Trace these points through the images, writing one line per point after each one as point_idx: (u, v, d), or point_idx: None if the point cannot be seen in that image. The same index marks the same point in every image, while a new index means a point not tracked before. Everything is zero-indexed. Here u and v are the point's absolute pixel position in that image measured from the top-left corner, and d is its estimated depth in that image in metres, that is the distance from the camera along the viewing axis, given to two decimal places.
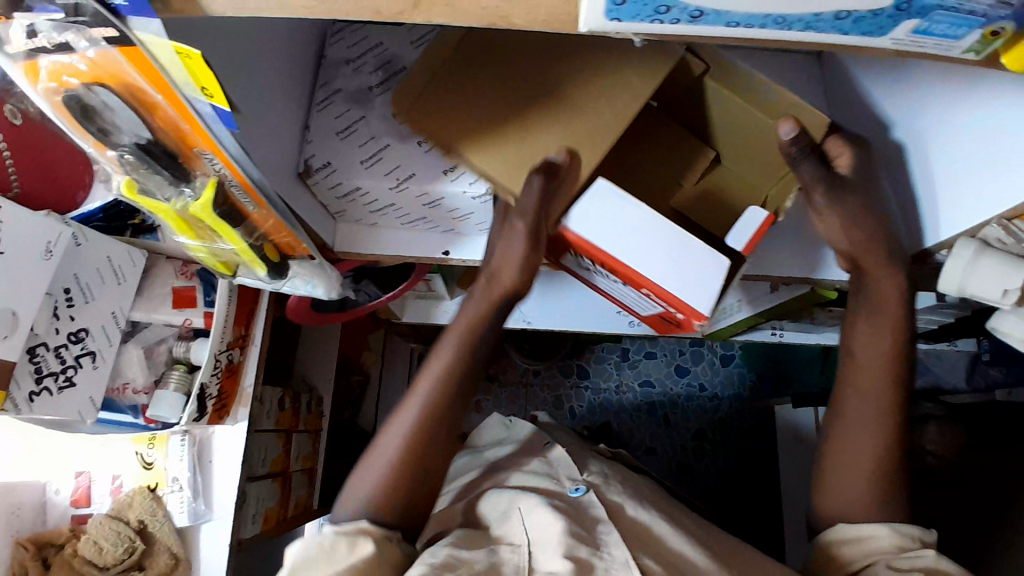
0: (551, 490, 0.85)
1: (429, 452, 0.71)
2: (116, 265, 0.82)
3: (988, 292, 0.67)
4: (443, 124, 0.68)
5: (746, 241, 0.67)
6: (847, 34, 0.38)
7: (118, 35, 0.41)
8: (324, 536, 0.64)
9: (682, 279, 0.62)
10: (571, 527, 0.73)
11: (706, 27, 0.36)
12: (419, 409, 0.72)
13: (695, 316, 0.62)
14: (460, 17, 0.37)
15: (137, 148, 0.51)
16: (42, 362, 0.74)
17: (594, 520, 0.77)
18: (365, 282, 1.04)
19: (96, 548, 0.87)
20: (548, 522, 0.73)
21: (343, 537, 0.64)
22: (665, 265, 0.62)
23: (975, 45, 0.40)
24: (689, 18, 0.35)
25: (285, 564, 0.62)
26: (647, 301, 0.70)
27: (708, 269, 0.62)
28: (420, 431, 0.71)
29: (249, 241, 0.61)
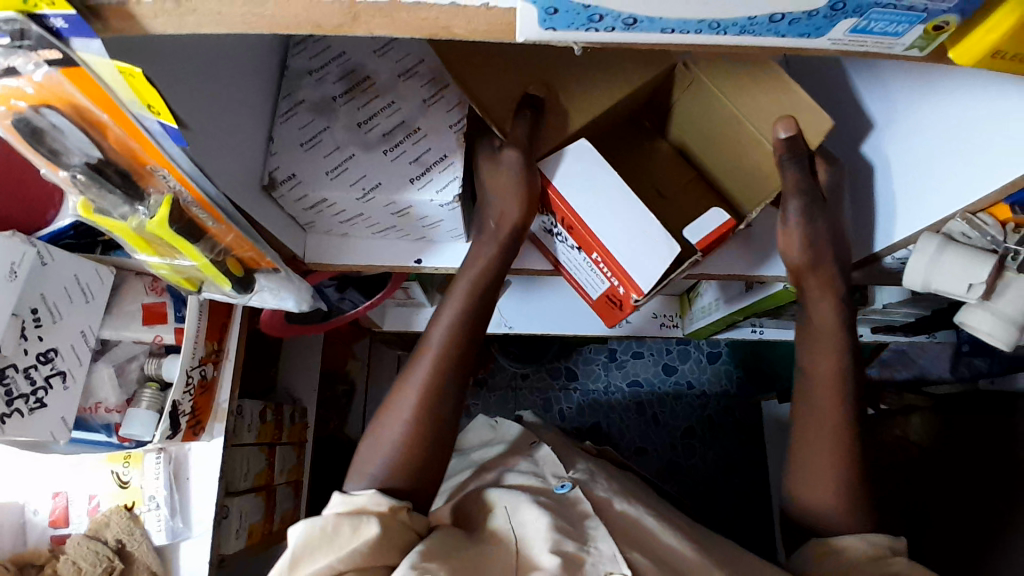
0: (538, 488, 0.84)
1: (432, 434, 0.71)
2: (84, 284, 0.81)
3: (953, 287, 0.68)
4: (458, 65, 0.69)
5: (702, 236, 0.72)
6: (786, 36, 0.39)
7: (62, 56, 0.41)
8: (325, 519, 0.62)
9: (631, 253, 0.69)
10: (557, 521, 0.73)
11: (644, 33, 0.37)
12: (422, 387, 0.72)
13: (633, 289, 0.69)
14: (401, 28, 0.37)
15: (88, 169, 0.51)
16: (11, 384, 0.72)
17: (582, 515, 0.76)
18: (350, 290, 1.03)
19: (74, 569, 0.86)
20: (527, 527, 0.72)
21: (346, 519, 0.62)
22: (621, 238, 0.69)
23: (916, 43, 0.41)
24: (625, 26, 0.36)
25: (288, 548, 0.61)
26: (593, 275, 0.76)
27: (658, 249, 0.68)
28: (434, 386, 0.72)
29: (210, 256, 0.61)
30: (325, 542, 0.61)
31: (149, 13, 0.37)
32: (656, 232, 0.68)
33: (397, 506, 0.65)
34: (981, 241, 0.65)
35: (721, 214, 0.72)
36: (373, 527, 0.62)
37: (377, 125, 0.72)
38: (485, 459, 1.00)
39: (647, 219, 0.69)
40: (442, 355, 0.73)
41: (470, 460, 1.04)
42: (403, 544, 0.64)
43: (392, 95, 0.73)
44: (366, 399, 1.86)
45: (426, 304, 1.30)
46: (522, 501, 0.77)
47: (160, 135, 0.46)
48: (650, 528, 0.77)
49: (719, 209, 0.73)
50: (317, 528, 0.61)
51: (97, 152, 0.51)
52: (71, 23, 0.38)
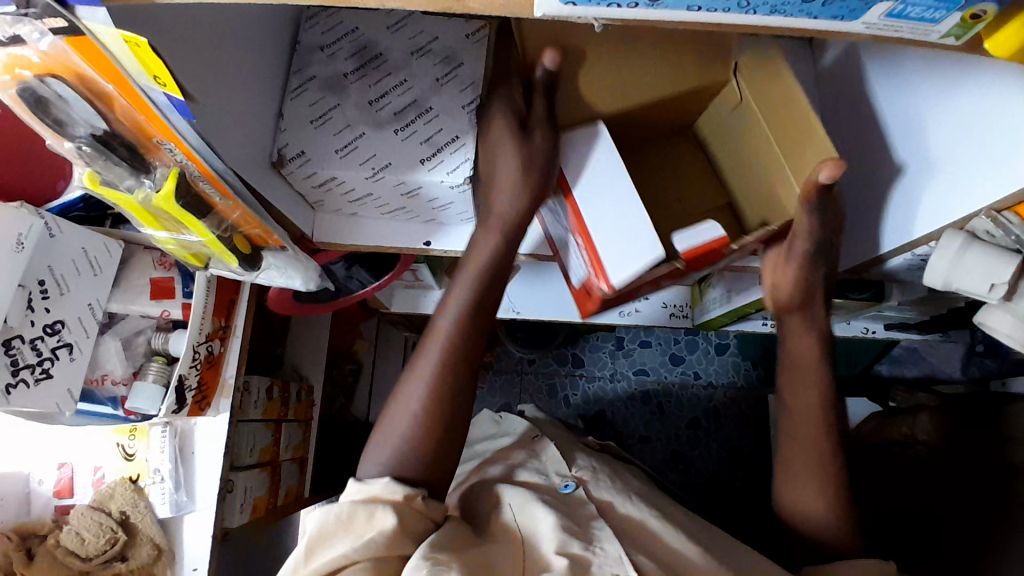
0: (542, 486, 0.84)
1: (444, 424, 0.70)
2: (92, 257, 0.81)
3: (975, 286, 0.66)
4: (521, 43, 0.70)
5: (689, 243, 0.68)
6: (816, 18, 0.37)
7: (67, 25, 0.40)
8: (342, 506, 0.63)
9: (612, 244, 0.66)
10: (564, 523, 0.73)
11: (667, 11, 0.35)
12: (432, 377, 0.70)
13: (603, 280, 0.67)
14: (413, 1, 0.36)
15: (94, 140, 0.50)
16: (18, 355, 0.73)
17: (586, 517, 0.76)
18: (356, 267, 1.02)
19: (78, 539, 0.87)
20: (532, 525, 0.73)
21: (361, 507, 0.62)
22: (608, 229, 0.66)
23: (955, 29, 0.39)
24: (648, 2, 0.34)
25: (306, 535, 0.62)
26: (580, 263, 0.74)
27: (640, 248, 0.66)
28: (445, 374, 0.70)
29: (217, 233, 0.60)
30: (341, 530, 0.61)
31: None
32: (645, 226, 0.66)
33: (411, 494, 0.64)
34: (1005, 240, 0.62)
35: (714, 227, 0.68)
36: (389, 517, 0.62)
37: (388, 104, 0.71)
38: (488, 452, 1.00)
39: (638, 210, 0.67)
40: (451, 339, 0.71)
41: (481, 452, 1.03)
42: (417, 535, 0.64)
43: (404, 73, 0.72)
44: (372, 379, 1.87)
45: (434, 286, 1.30)
46: (526, 498, 0.77)
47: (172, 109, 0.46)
48: (656, 532, 0.77)
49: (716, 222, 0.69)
50: (333, 516, 0.62)
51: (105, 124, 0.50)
52: None
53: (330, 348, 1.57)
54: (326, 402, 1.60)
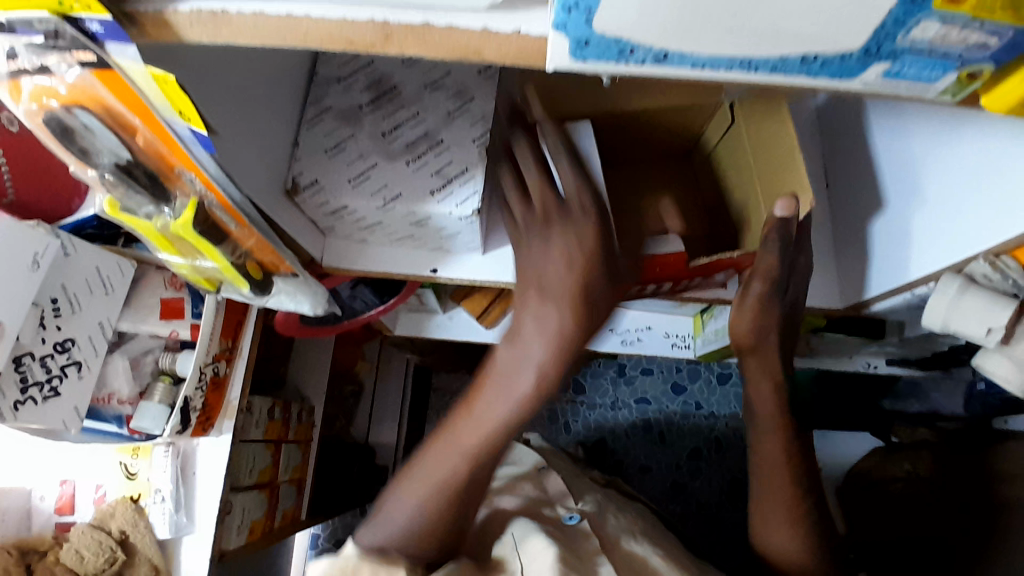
0: (547, 518, 0.85)
1: (471, 485, 0.69)
2: (105, 276, 0.83)
3: (971, 330, 0.67)
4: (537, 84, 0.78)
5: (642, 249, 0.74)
6: (816, 76, 0.39)
7: (96, 59, 0.41)
8: (348, 559, 0.63)
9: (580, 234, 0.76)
10: (564, 552, 0.72)
11: (673, 68, 0.37)
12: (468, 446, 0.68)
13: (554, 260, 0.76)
14: (432, 50, 0.38)
15: (117, 169, 0.52)
16: (27, 371, 0.73)
17: (590, 551, 0.76)
18: (360, 286, 1.03)
19: (77, 557, 0.86)
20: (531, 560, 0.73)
21: (367, 563, 0.63)
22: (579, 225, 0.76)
23: (951, 87, 0.40)
24: (655, 60, 0.36)
25: None
26: None
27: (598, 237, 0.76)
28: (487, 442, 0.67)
29: (232, 259, 0.62)
30: None
31: (188, 24, 0.38)
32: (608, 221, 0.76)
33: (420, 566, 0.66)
34: (1001, 284, 0.63)
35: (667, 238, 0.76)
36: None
37: (400, 136, 0.73)
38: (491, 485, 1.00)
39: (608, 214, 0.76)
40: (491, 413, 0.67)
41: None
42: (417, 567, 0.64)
43: (418, 106, 0.74)
44: (373, 401, 1.87)
45: (439, 311, 1.32)
46: (530, 530, 0.77)
47: (192, 140, 0.47)
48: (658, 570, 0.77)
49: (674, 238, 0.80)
50: (340, 568, 0.62)
51: (128, 153, 0.51)
52: (107, 29, 0.39)
53: (333, 369, 1.58)
54: (327, 423, 1.60)
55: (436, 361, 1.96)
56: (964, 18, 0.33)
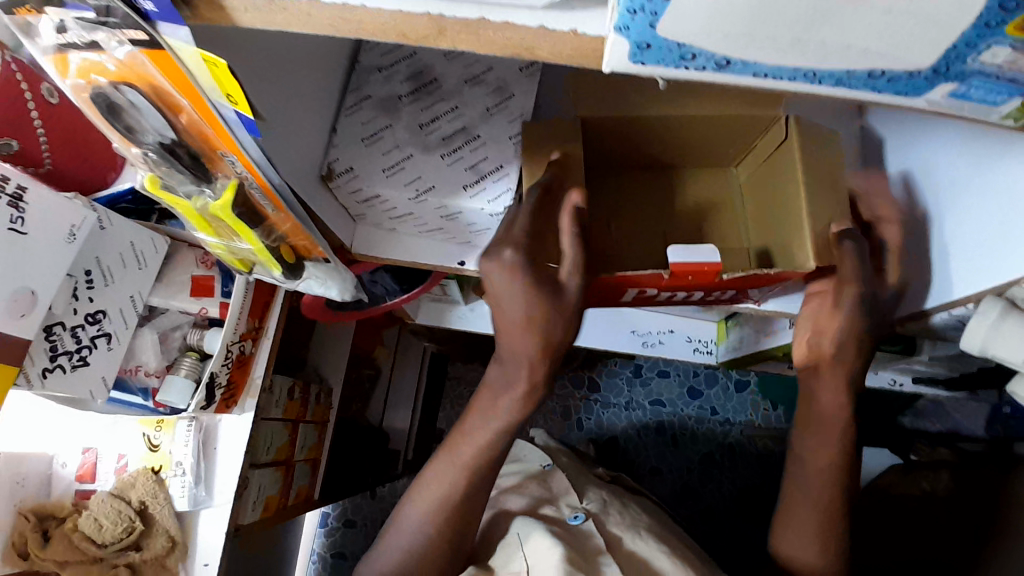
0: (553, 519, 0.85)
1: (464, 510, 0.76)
2: (139, 251, 0.84)
3: (1012, 355, 0.66)
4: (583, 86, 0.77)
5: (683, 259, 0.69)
6: (879, 92, 0.38)
7: (148, 39, 0.42)
8: None
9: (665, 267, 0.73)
10: (571, 554, 0.73)
11: (731, 76, 0.37)
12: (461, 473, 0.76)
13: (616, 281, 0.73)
14: (485, 46, 0.38)
15: (160, 148, 0.52)
16: (57, 341, 0.75)
17: (594, 551, 0.76)
18: (381, 273, 1.04)
19: (96, 525, 0.89)
20: (541, 557, 0.73)
21: None
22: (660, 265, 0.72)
23: (1014, 112, 0.39)
24: (716, 66, 0.36)
25: None
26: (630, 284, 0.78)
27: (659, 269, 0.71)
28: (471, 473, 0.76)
29: (267, 242, 0.62)
30: None
31: (240, 8, 0.38)
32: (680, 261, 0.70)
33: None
34: None
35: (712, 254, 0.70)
36: None
37: (438, 128, 0.73)
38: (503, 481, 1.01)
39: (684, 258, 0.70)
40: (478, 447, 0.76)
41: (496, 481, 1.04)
42: None
43: (457, 100, 0.74)
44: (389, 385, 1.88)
45: (461, 302, 1.32)
46: (535, 528, 0.79)
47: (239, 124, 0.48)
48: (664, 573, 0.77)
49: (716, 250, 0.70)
50: None
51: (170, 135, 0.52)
52: (162, 8, 0.39)
53: (352, 353, 1.59)
54: (343, 406, 1.61)
55: (451, 349, 1.96)
56: None
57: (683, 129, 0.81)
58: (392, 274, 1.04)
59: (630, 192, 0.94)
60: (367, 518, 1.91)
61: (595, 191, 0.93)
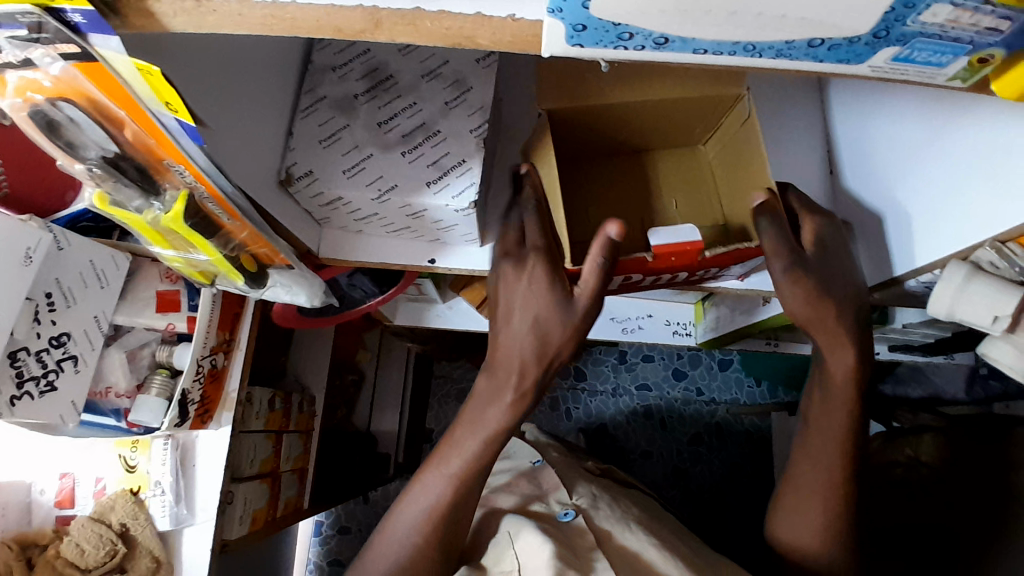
0: (541, 516, 0.86)
1: (453, 515, 0.76)
2: (99, 269, 0.82)
3: (978, 318, 0.66)
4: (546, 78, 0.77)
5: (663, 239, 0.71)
6: (823, 61, 0.38)
7: (79, 51, 0.40)
8: None
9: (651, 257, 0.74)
10: (559, 550, 0.73)
11: (673, 53, 0.36)
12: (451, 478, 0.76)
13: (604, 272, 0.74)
14: (423, 36, 0.37)
15: (104, 162, 0.50)
16: (23, 367, 0.73)
17: (585, 548, 0.77)
18: (359, 274, 1.02)
19: (78, 550, 0.87)
20: (529, 555, 0.73)
21: None
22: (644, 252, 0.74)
23: (961, 73, 0.39)
24: (655, 44, 0.35)
25: None
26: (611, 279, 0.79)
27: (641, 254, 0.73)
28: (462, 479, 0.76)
29: (225, 252, 0.61)
30: None
31: (168, 12, 0.36)
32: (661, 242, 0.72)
33: None
34: (1009, 272, 0.63)
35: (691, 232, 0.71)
36: None
37: (397, 126, 0.72)
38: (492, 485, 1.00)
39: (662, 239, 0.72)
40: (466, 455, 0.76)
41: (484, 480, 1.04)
42: None
43: (414, 96, 0.73)
44: (374, 388, 1.87)
45: (438, 300, 1.31)
46: (524, 525, 0.79)
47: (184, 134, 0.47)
48: (653, 560, 0.77)
49: (694, 228, 0.72)
50: None
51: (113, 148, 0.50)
52: (90, 19, 0.37)
53: (333, 359, 1.58)
54: (328, 413, 1.60)
55: (435, 349, 1.95)
56: (975, 1, 0.31)
57: (647, 112, 0.81)
58: (368, 276, 1.03)
59: (600, 178, 0.94)
60: (362, 524, 1.90)
61: (569, 177, 0.93)
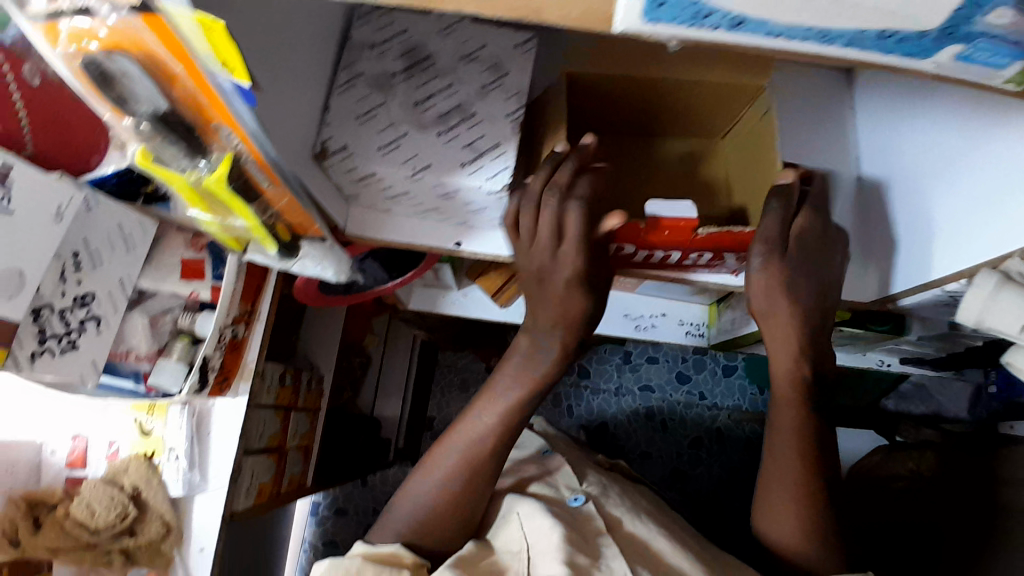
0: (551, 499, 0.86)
1: (467, 494, 0.76)
2: (127, 233, 0.82)
3: (1007, 326, 0.66)
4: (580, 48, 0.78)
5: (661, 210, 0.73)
6: (889, 54, 0.38)
7: (140, 3, 0.40)
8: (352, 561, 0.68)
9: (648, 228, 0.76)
10: (568, 536, 0.74)
11: (745, 35, 0.37)
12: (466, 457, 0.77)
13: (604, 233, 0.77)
14: (490, 7, 0.37)
15: (154, 118, 0.50)
16: (46, 325, 0.73)
17: (594, 532, 0.77)
18: (369, 261, 1.01)
19: (88, 511, 0.88)
20: (539, 539, 0.74)
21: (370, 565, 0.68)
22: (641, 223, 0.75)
23: (1020, 76, 0.39)
24: (730, 25, 0.36)
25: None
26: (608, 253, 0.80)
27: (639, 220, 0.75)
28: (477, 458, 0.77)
29: (262, 219, 0.62)
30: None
31: None
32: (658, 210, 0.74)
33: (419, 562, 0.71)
34: None
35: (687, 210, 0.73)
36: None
37: (433, 106, 0.72)
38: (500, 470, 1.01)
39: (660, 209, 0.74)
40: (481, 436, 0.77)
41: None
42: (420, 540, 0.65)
43: (452, 77, 0.73)
44: (380, 373, 1.88)
45: (454, 287, 1.31)
46: (534, 507, 0.79)
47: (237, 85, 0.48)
48: (661, 552, 0.77)
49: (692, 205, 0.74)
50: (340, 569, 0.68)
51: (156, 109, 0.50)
52: None
53: (342, 341, 1.58)
54: (334, 394, 1.60)
55: (442, 338, 1.95)
56: None
57: (675, 91, 0.81)
58: (380, 263, 1.02)
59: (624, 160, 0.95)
60: (359, 507, 1.91)
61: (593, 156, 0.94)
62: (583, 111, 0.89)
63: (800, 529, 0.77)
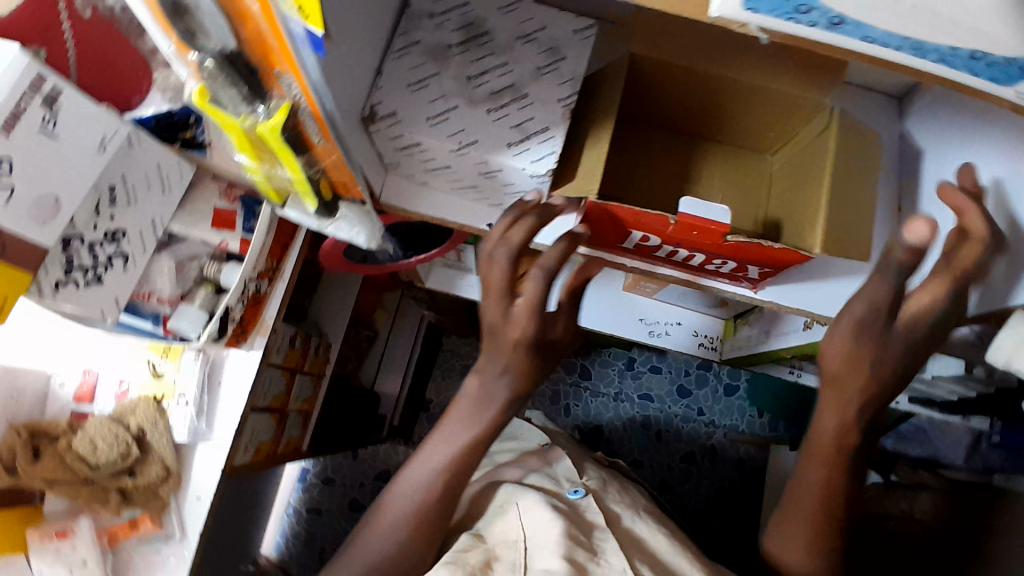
0: (550, 490, 0.85)
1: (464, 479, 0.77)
2: (164, 174, 0.82)
3: None
4: (650, 28, 0.76)
5: (693, 209, 0.68)
6: (976, 76, 0.39)
7: None
8: None
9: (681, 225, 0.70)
10: (569, 529, 0.74)
11: (842, 36, 0.38)
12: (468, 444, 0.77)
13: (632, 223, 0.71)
14: None
15: (220, 57, 0.50)
16: (74, 255, 0.73)
17: (593, 526, 0.77)
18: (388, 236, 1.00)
19: (90, 446, 0.87)
20: (539, 532, 0.74)
21: None
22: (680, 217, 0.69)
23: None
24: (828, 24, 0.37)
25: None
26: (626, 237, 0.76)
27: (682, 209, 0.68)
28: (480, 442, 0.77)
29: (307, 173, 0.61)
30: None
31: None
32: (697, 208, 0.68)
33: None
34: None
35: (724, 213, 0.69)
36: None
37: (486, 82, 0.71)
38: (499, 460, 1.00)
39: (698, 205, 0.68)
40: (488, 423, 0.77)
41: (490, 459, 1.04)
42: None
43: (507, 56, 0.73)
44: (384, 349, 1.88)
45: (473, 270, 1.31)
46: (534, 499, 0.79)
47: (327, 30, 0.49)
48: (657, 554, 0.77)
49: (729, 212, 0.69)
50: None
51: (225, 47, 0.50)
52: None
53: (353, 313, 1.58)
54: (339, 364, 1.60)
55: (450, 322, 1.95)
56: None
57: (726, 91, 0.80)
58: (398, 240, 1.02)
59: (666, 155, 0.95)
60: (347, 479, 1.91)
61: (638, 147, 0.94)
62: (640, 101, 0.89)
63: (815, 557, 0.76)
